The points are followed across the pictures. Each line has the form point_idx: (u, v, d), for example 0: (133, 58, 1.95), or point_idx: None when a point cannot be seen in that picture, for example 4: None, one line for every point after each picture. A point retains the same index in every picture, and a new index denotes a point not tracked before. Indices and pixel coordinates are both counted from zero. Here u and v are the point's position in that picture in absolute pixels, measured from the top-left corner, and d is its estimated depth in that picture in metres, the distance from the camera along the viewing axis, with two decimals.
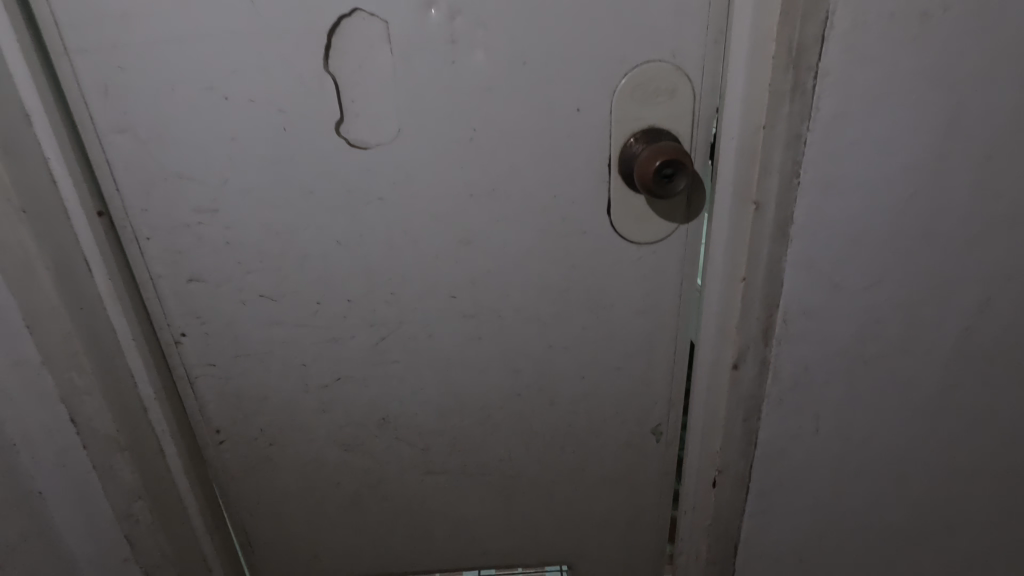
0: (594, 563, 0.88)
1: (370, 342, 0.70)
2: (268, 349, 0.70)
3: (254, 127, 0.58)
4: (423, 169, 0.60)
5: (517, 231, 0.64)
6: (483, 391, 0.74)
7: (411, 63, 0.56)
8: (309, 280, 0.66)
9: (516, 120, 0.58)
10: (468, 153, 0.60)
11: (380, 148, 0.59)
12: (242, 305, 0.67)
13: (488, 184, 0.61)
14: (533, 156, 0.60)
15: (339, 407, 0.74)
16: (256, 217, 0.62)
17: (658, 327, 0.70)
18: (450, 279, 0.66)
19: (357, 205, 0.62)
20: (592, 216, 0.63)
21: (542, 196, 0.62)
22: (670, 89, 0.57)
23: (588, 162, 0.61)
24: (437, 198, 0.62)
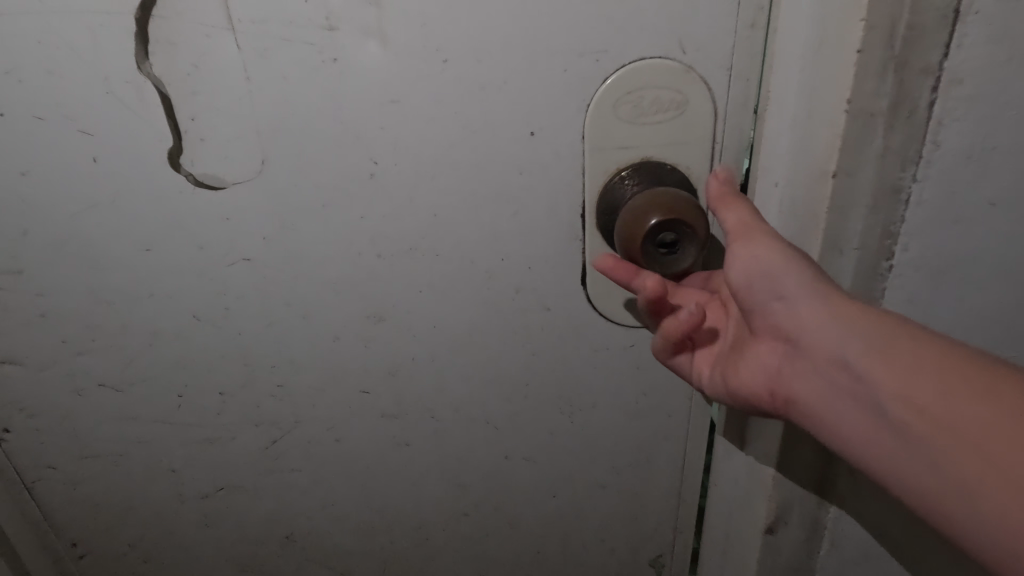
0: None
1: (258, 446, 0.51)
2: (123, 450, 0.51)
3: (53, 156, 0.39)
4: (306, 219, 0.41)
5: (451, 306, 0.44)
6: (417, 509, 0.54)
7: (273, 62, 0.36)
8: (163, 365, 0.47)
9: (441, 150, 0.38)
10: (370, 196, 0.40)
11: (240, 188, 0.40)
12: (77, 397, 0.48)
13: (403, 241, 0.42)
14: (467, 201, 0.40)
15: (227, 522, 0.55)
16: (77, 280, 0.43)
17: (657, 432, 0.50)
18: (359, 368, 0.47)
19: (216, 268, 0.43)
20: (560, 287, 0.43)
21: (486, 258, 0.42)
22: (677, 101, 0.36)
23: (551, 211, 0.40)
24: (330, 260, 0.42)
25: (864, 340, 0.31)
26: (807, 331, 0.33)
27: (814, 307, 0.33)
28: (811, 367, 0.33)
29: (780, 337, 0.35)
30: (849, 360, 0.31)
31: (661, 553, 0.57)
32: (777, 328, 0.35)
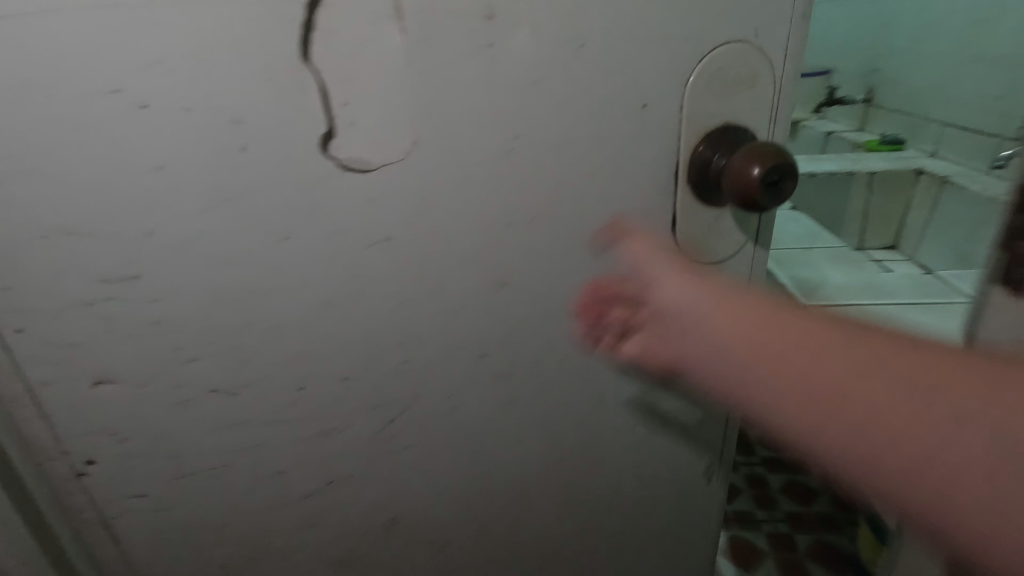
0: None
1: (372, 429, 0.51)
2: (225, 461, 0.49)
3: (196, 148, 0.38)
4: (446, 195, 0.44)
5: (565, 265, 0.49)
6: (516, 464, 0.58)
7: (434, 48, 0.39)
8: (283, 360, 0.46)
9: (569, 124, 0.44)
10: (506, 168, 0.44)
11: (388, 169, 0.42)
12: (182, 409, 0.46)
13: (531, 208, 0.46)
14: (589, 168, 0.46)
15: (331, 517, 0.55)
16: (200, 279, 0.42)
17: None
18: (479, 334, 0.50)
19: (353, 250, 0.44)
20: (653, 237, 0.51)
21: (597, 217, 0.48)
22: (750, 77, 0.45)
23: (652, 172, 0.48)
24: (464, 231, 0.46)
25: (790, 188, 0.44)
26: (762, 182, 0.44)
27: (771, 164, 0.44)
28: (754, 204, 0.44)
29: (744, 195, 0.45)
30: (729, 334, 0.24)
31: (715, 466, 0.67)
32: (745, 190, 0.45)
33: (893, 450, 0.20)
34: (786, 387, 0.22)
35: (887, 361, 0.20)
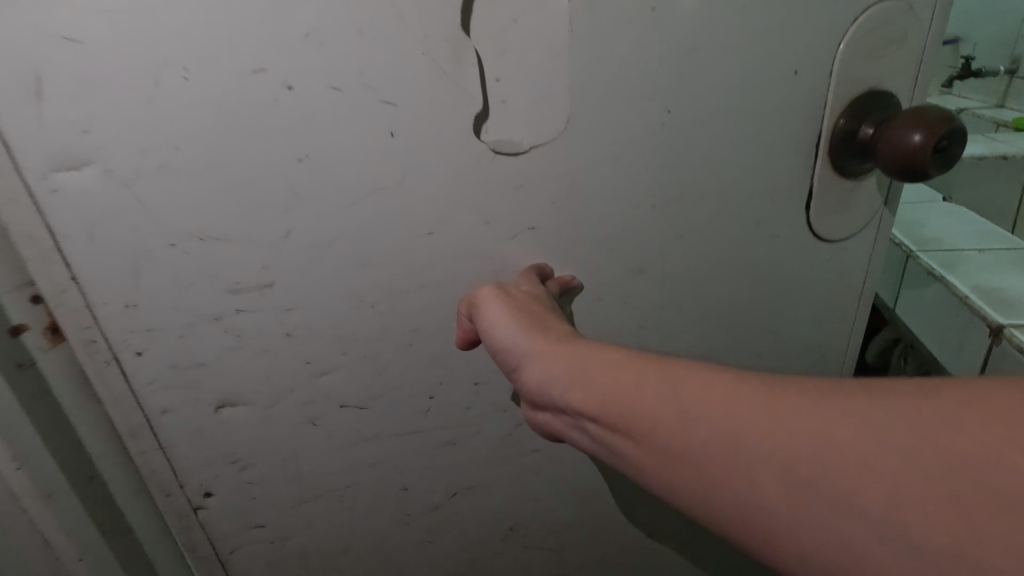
0: None
1: (499, 435, 0.47)
2: (351, 479, 0.45)
3: (343, 135, 0.33)
4: (592, 178, 0.40)
5: (702, 248, 0.46)
6: None
7: (596, 11, 0.35)
8: (415, 366, 0.42)
9: (722, 96, 0.40)
10: (655, 146, 0.41)
11: (537, 151, 0.38)
12: (311, 428, 0.42)
13: (677, 187, 0.43)
14: (737, 142, 0.42)
15: (451, 530, 0.51)
16: (336, 283, 0.37)
17: (834, 336, 0.55)
18: (611, 326, 0.47)
19: (496, 242, 0.40)
20: (789, 216, 0.47)
21: (737, 196, 0.45)
22: (898, 38, 0.42)
23: (795, 145, 0.44)
24: (607, 217, 0.42)
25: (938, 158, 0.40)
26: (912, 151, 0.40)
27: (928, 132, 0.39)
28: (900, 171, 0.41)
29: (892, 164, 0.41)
30: (673, 417, 0.23)
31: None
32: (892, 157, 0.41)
33: (791, 506, 0.19)
34: (676, 417, 0.23)
35: (777, 438, 0.20)
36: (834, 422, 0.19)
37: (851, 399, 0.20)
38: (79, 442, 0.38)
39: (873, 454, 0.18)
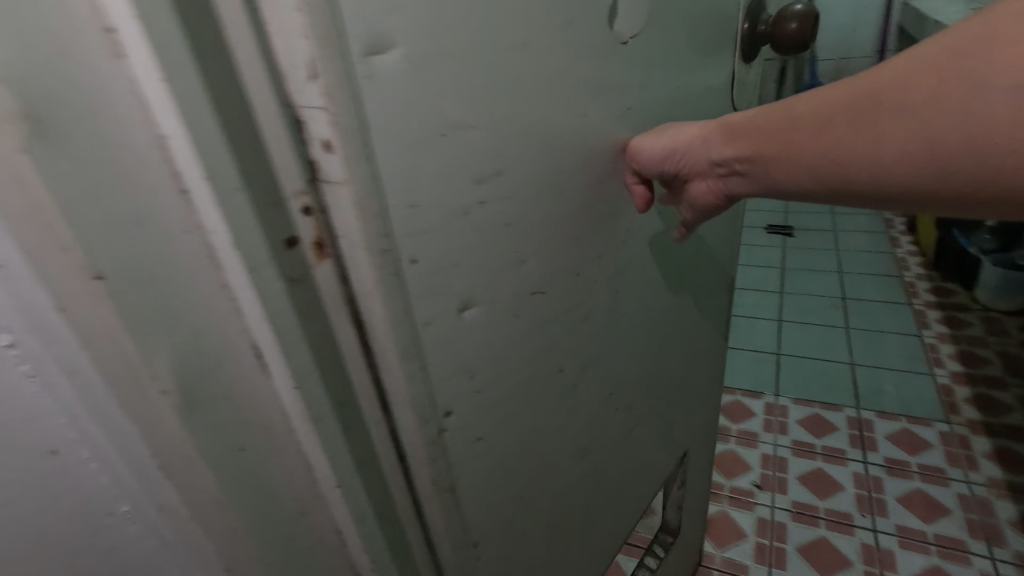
0: (698, 439, 0.97)
1: (608, 299, 0.56)
2: (533, 368, 0.48)
3: (543, 24, 0.38)
4: (655, 66, 0.52)
5: (694, 120, 0.62)
6: (669, 307, 0.69)
7: None
8: (570, 243, 0.48)
9: (698, 3, 0.57)
10: (678, 38, 0.55)
11: (633, 41, 0.48)
12: (513, 320, 0.44)
13: (685, 75, 0.58)
14: (704, 39, 0.60)
15: (584, 402, 0.58)
16: (534, 169, 0.42)
17: None
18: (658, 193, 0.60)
19: (610, 125, 0.49)
20: (722, 93, 0.67)
21: (704, 81, 0.62)
22: None
23: (723, 41, 0.64)
24: (658, 99, 0.54)
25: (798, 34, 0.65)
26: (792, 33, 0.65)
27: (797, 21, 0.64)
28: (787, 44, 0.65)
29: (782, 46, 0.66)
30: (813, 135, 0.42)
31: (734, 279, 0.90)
32: None
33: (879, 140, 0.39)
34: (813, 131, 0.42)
35: (844, 109, 0.40)
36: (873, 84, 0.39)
37: (895, 68, 0.38)
38: (333, 401, 0.33)
39: (906, 88, 0.37)
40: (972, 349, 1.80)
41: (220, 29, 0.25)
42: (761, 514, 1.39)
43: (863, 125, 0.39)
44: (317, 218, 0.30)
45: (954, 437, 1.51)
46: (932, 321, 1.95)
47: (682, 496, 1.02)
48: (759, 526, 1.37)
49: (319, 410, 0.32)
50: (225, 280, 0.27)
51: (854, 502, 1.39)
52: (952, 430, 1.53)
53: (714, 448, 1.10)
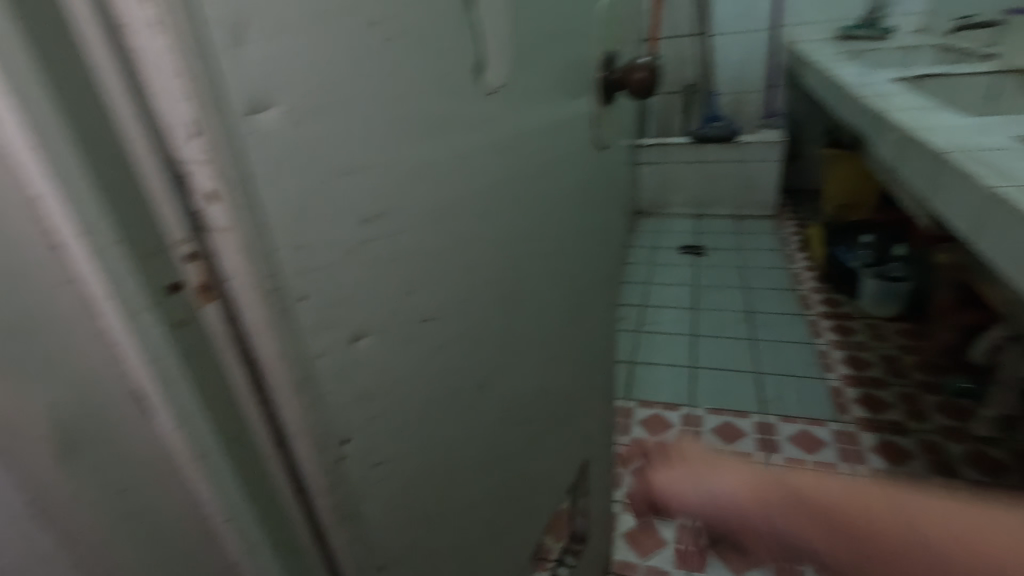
0: (593, 445, 1.05)
1: (498, 321, 0.61)
2: (429, 391, 0.51)
3: (416, 80, 0.43)
4: (519, 111, 0.59)
5: (560, 156, 0.70)
6: (552, 324, 0.76)
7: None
8: (459, 272, 0.52)
9: (557, 57, 0.64)
10: (539, 86, 0.62)
11: (499, 91, 0.54)
12: (406, 348, 0.47)
13: (548, 117, 0.65)
14: (564, 84, 0.68)
15: (482, 419, 0.61)
16: (417, 206, 0.45)
17: (600, 211, 0.89)
18: (536, 222, 0.66)
19: (485, 165, 0.54)
20: (584, 133, 0.76)
21: (568, 122, 0.70)
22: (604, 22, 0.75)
23: (582, 89, 0.72)
24: (525, 139, 0.61)
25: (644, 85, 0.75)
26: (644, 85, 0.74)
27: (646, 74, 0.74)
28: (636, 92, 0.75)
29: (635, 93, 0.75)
30: None
31: (608, 296, 1.02)
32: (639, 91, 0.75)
33: None
34: None
35: None
36: (927, 517, 0.40)
37: None
38: (223, 438, 0.34)
39: None
40: (857, 352, 2.00)
41: (95, 93, 0.26)
42: (680, 521, 1.47)
43: (916, 566, 0.39)
44: (203, 262, 0.32)
45: (845, 435, 1.66)
46: (824, 329, 2.15)
47: (587, 502, 1.08)
48: (678, 533, 1.44)
49: (206, 446, 0.33)
50: (104, 326, 0.28)
51: None
52: (844, 429, 1.68)
53: (609, 454, 1.18)
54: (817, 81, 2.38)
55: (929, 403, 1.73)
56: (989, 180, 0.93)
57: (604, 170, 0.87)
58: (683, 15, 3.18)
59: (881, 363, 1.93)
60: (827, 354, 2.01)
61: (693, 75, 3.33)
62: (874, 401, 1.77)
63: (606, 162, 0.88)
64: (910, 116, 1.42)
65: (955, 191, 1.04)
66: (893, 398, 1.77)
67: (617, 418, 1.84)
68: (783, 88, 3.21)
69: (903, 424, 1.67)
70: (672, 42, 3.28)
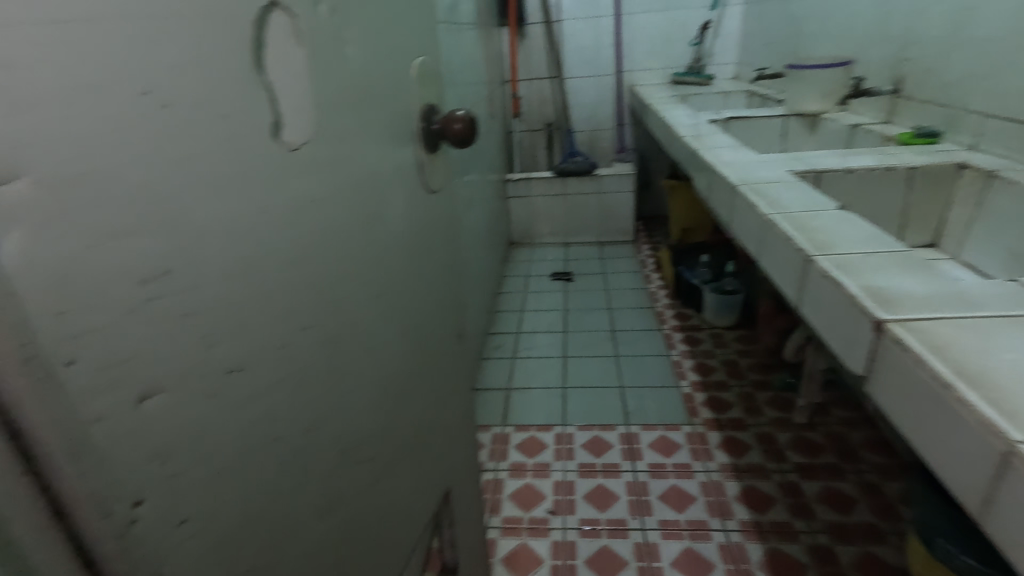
0: (455, 477, 1.07)
1: (326, 365, 0.62)
2: (243, 442, 0.51)
3: (201, 141, 0.45)
4: (336, 164, 0.61)
5: (388, 202, 0.73)
6: (394, 363, 0.78)
7: (315, 59, 0.57)
8: (270, 321, 0.53)
9: (374, 110, 0.68)
10: (357, 139, 0.65)
11: (306, 146, 0.56)
12: (209, 401, 0.48)
13: (370, 166, 0.68)
14: (385, 135, 0.72)
15: (314, 464, 0.62)
16: (212, 261, 0.46)
17: (438, 249, 0.93)
18: (364, 265, 0.69)
19: (300, 215, 0.56)
20: (411, 178, 0.80)
21: (392, 170, 0.74)
22: (422, 75, 0.81)
23: (404, 138, 0.77)
24: (347, 189, 0.64)
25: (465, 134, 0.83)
26: (464, 134, 0.83)
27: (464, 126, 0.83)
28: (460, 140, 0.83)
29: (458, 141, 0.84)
30: None
31: (459, 327, 1.07)
32: (462, 140, 0.84)
33: None
34: None
35: None
36: None
37: None
38: None
39: None
40: (704, 360, 2.23)
41: None
42: (555, 537, 1.53)
43: None
44: None
45: (695, 436, 1.84)
46: (677, 342, 2.38)
47: (455, 533, 1.10)
48: (553, 549, 1.50)
49: None
50: None
51: (627, 508, 1.60)
52: (694, 430, 1.87)
53: (476, 483, 1.21)
54: (653, 121, 2.68)
55: (761, 400, 1.98)
56: (764, 208, 1.12)
57: (438, 210, 0.92)
58: (538, 60, 3.44)
59: (723, 367, 2.17)
60: (679, 363, 2.23)
61: (552, 114, 3.60)
62: (718, 402, 1.99)
63: (440, 202, 0.93)
64: (717, 154, 1.66)
65: (744, 217, 1.23)
66: (733, 398, 2.00)
67: (494, 445, 1.88)
68: (631, 126, 3.55)
69: (741, 420, 1.89)
70: (531, 84, 3.52)
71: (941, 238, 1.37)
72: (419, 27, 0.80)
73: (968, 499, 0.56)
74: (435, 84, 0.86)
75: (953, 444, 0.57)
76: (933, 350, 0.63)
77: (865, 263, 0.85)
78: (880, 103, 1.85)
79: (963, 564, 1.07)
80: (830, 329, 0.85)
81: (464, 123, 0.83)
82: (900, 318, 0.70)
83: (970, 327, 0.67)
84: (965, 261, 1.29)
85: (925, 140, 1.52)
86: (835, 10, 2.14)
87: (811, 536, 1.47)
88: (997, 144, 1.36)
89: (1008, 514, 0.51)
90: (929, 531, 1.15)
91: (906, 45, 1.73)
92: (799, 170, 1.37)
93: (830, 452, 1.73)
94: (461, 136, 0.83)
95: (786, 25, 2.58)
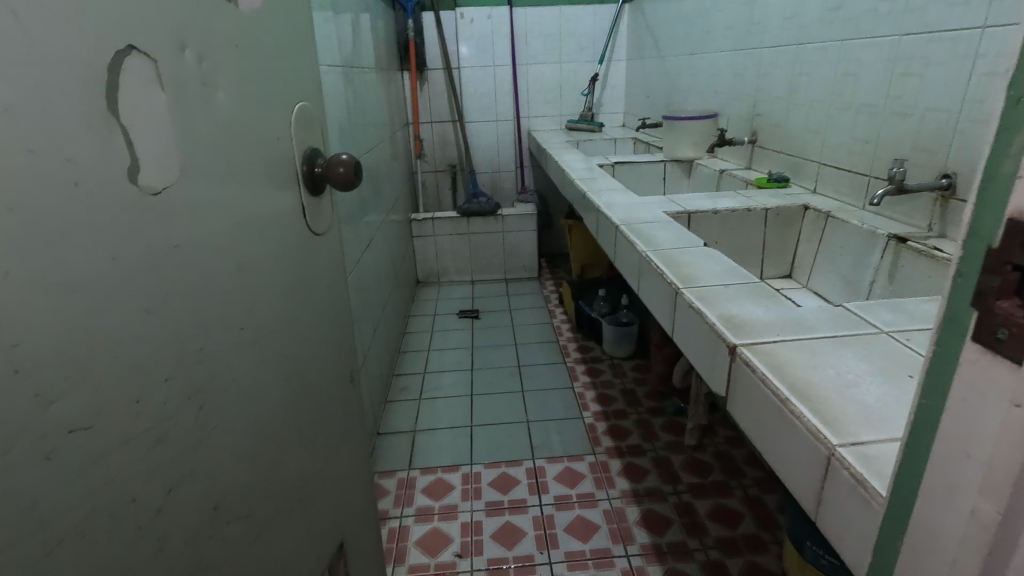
0: (350, 527, 1.02)
1: (192, 417, 0.59)
2: (88, 507, 0.47)
3: (39, 185, 0.42)
4: (202, 209, 0.60)
5: (264, 245, 0.72)
6: (273, 411, 0.75)
7: (178, 102, 0.56)
8: (125, 375, 0.50)
9: (248, 155, 0.68)
10: (227, 182, 0.64)
11: (169, 190, 0.54)
12: (44, 465, 0.44)
13: (243, 210, 0.67)
14: (261, 178, 0.71)
15: (179, 525, 0.58)
16: (50, 311, 0.44)
17: (326, 290, 0.92)
18: (237, 311, 0.67)
19: (159, 261, 0.54)
20: (292, 220, 0.79)
21: (269, 212, 0.73)
22: (302, 118, 0.82)
23: (285, 180, 0.77)
24: (216, 231, 0.62)
25: (348, 178, 0.84)
26: (347, 177, 0.83)
27: (347, 168, 0.83)
28: (343, 183, 0.83)
29: (343, 183, 0.84)
30: None
31: (352, 370, 1.04)
32: (346, 182, 0.84)
33: None
34: None
35: None
36: None
37: None
38: None
39: None
40: (605, 390, 2.33)
41: None
42: None
43: None
44: None
45: (598, 465, 1.90)
46: (580, 373, 2.46)
47: None
48: None
49: None
50: None
51: (533, 543, 1.60)
52: (597, 459, 1.93)
53: (375, 534, 1.16)
54: (549, 164, 2.83)
55: (657, 425, 2.09)
56: (641, 246, 1.22)
57: (325, 251, 0.91)
58: (440, 104, 3.53)
59: (622, 396, 2.27)
60: (582, 394, 2.31)
61: (455, 156, 3.69)
62: (618, 430, 2.07)
63: (326, 242, 0.92)
64: (603, 195, 1.79)
65: (625, 255, 1.33)
66: (631, 425, 2.09)
67: (399, 490, 1.83)
68: (530, 167, 3.74)
69: (639, 446, 1.98)
70: (433, 127, 3.60)
71: (794, 270, 1.56)
72: (298, 73, 0.81)
73: (806, 501, 0.63)
74: (316, 127, 0.87)
75: (791, 452, 0.65)
76: (774, 370, 0.72)
77: (722, 294, 0.95)
78: (741, 151, 2.09)
79: (827, 563, 1.19)
80: (696, 354, 0.93)
81: (346, 165, 0.83)
82: (749, 342, 0.79)
83: (803, 348, 0.77)
84: (813, 289, 1.47)
85: (776, 184, 1.74)
86: (701, 68, 2.41)
87: (704, 553, 1.56)
88: (832, 189, 1.59)
89: (833, 511, 0.58)
90: (799, 536, 1.27)
91: (757, 103, 1.98)
92: (673, 211, 1.50)
93: (718, 470, 1.85)
94: (343, 178, 0.83)
95: (661, 81, 2.86)
